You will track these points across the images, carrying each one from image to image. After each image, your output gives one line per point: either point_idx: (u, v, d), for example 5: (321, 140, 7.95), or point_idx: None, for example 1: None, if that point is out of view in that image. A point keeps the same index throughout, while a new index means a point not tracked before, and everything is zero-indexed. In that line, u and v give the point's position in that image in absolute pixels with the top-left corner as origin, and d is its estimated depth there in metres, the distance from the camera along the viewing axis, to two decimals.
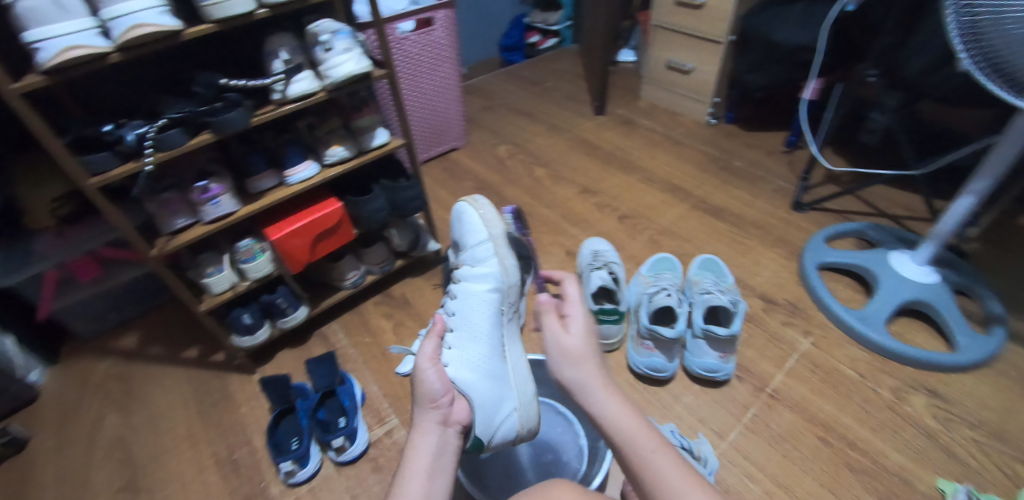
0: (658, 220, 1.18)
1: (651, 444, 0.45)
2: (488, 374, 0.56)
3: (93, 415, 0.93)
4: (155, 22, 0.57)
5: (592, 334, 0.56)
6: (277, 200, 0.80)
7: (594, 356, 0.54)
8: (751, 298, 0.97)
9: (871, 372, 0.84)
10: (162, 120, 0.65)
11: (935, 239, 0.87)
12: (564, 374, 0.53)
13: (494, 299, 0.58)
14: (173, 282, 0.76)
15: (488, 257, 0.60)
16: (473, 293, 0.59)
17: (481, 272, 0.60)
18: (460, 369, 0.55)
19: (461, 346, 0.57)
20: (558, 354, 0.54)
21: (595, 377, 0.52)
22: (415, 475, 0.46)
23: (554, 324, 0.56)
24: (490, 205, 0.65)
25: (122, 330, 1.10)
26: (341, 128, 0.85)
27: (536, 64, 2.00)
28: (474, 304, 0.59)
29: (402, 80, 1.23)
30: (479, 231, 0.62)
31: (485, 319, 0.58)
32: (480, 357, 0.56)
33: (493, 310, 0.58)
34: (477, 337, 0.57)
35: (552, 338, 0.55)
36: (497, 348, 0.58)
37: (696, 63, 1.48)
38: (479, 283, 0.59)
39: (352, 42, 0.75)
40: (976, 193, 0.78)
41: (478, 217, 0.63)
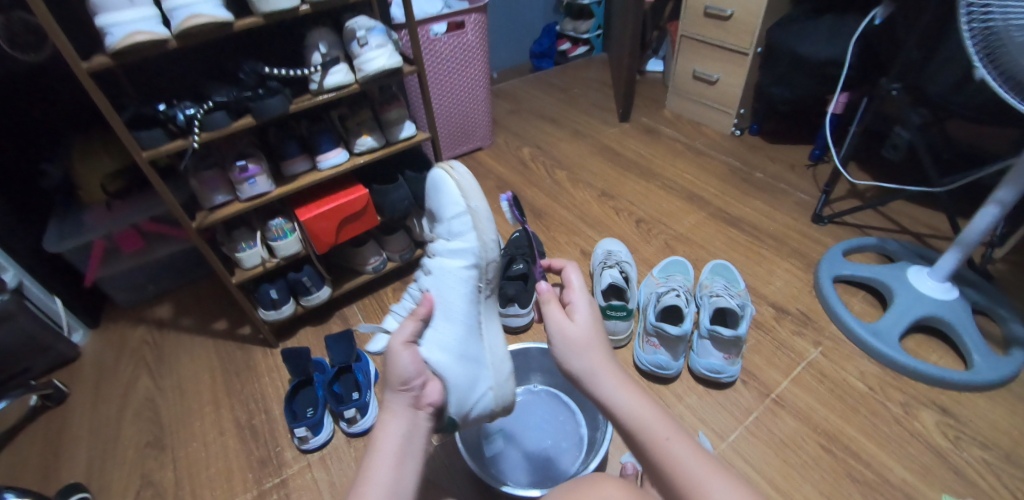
0: (674, 226, 1.19)
1: (667, 428, 0.43)
2: (462, 355, 0.54)
3: (127, 376, 1.00)
4: (210, 13, 0.63)
5: (597, 322, 0.53)
6: (308, 183, 0.86)
7: (600, 344, 0.51)
8: (763, 306, 0.98)
9: (880, 386, 0.83)
10: (209, 103, 0.71)
11: (961, 247, 0.85)
12: (570, 364, 0.51)
13: (470, 277, 0.55)
14: (209, 255, 0.82)
15: (466, 231, 0.56)
16: (448, 270, 0.56)
17: (458, 247, 0.56)
18: (433, 349, 0.53)
19: (436, 324, 0.55)
20: (562, 344, 0.51)
21: (602, 365, 0.49)
22: (384, 456, 0.44)
23: (557, 313, 0.53)
24: (468, 176, 0.59)
25: (157, 300, 1.17)
26: (371, 120, 0.89)
27: (564, 71, 2.03)
28: (448, 282, 0.55)
29: (431, 79, 1.29)
30: (457, 202, 0.57)
31: (460, 297, 0.55)
32: (454, 337, 0.54)
33: (468, 288, 0.55)
34: (451, 315, 0.55)
35: (556, 328, 0.52)
36: (472, 327, 0.56)
37: (722, 74, 1.49)
38: (455, 259, 0.56)
39: (385, 39, 0.80)
40: (1002, 202, 0.77)
41: (456, 189, 0.58)
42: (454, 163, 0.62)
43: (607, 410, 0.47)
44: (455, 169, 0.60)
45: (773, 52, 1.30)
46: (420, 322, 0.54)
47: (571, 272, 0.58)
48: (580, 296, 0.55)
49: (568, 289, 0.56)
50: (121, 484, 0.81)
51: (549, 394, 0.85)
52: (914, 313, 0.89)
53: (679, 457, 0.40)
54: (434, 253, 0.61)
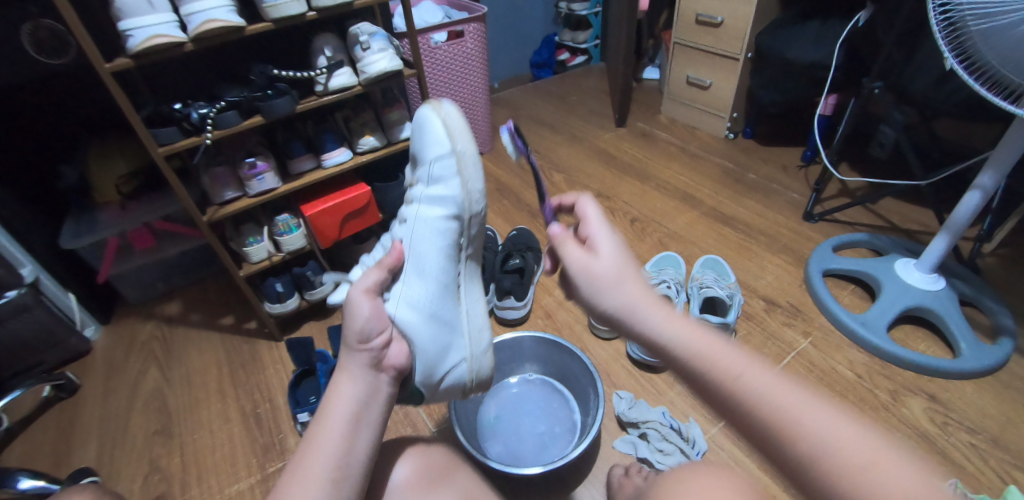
0: (668, 225, 1.23)
1: (741, 363, 0.35)
2: (431, 315, 0.57)
3: (137, 368, 1.03)
4: (224, 19, 0.67)
5: (623, 251, 0.46)
6: (313, 180, 0.90)
7: (632, 272, 0.43)
8: (754, 299, 1.00)
9: (868, 374, 0.85)
10: (221, 103, 0.76)
11: (950, 231, 0.86)
12: (598, 301, 0.43)
13: (448, 230, 0.56)
14: (218, 249, 0.86)
15: (449, 176, 0.56)
16: (425, 220, 0.57)
17: (438, 194, 0.56)
18: (400, 306, 0.56)
19: (406, 279, 0.57)
20: (588, 281, 0.43)
21: (638, 294, 0.41)
22: (338, 419, 0.47)
23: (575, 248, 0.46)
24: (458, 116, 0.58)
25: (167, 297, 1.22)
26: (373, 121, 0.94)
27: (563, 79, 2.09)
28: (423, 234, 0.57)
29: (432, 85, 1.34)
30: (443, 142, 0.56)
31: (435, 252, 0.56)
32: (424, 295, 0.56)
33: (444, 243, 0.56)
34: (423, 272, 0.57)
35: (575, 264, 0.45)
36: (444, 287, 0.58)
37: (715, 79, 1.53)
38: (434, 208, 0.57)
39: (387, 43, 0.84)
40: (984, 187, 0.80)
41: (442, 128, 0.57)
42: (444, 101, 0.60)
43: (653, 347, 0.39)
44: (443, 109, 0.59)
45: (763, 57, 1.34)
46: (385, 273, 0.57)
47: (587, 205, 0.51)
48: (602, 228, 0.48)
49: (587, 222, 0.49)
50: (131, 469, 0.84)
51: (544, 383, 0.88)
52: (901, 303, 0.91)
53: (768, 394, 0.33)
54: (413, 200, 0.61)
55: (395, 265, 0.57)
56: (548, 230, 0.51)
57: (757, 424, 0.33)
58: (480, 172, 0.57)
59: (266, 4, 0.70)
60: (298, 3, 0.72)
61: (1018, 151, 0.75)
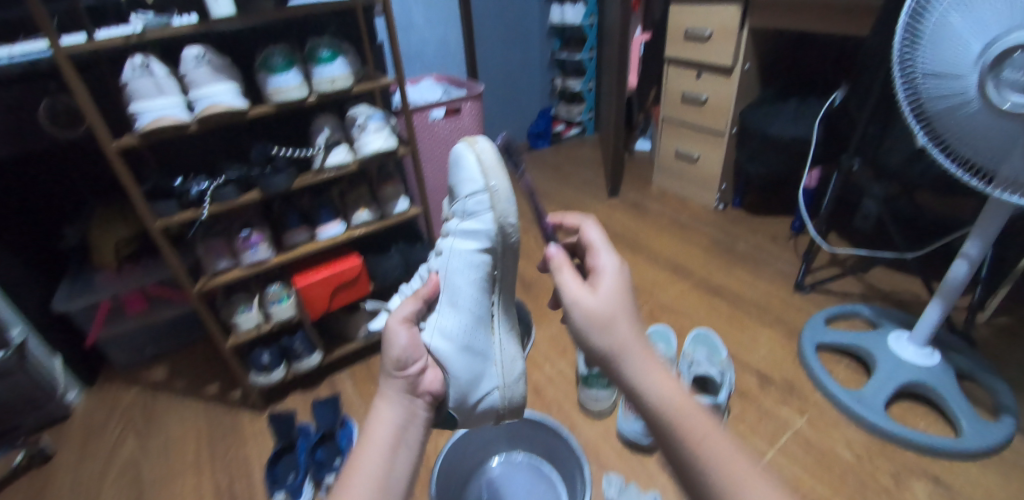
0: (660, 296, 1.23)
1: (706, 430, 0.36)
2: (464, 344, 0.56)
3: (115, 436, 1.00)
4: (228, 102, 0.74)
5: (623, 291, 0.45)
6: (306, 252, 0.92)
7: (629, 316, 0.43)
8: (747, 374, 0.98)
9: (868, 454, 0.82)
10: (221, 179, 0.80)
11: (944, 298, 0.85)
12: (593, 340, 0.42)
13: (481, 263, 0.55)
14: (207, 318, 0.86)
15: (482, 210, 0.55)
16: (458, 253, 0.56)
17: (473, 228, 0.55)
18: (435, 334, 0.56)
19: (441, 309, 0.57)
20: (584, 319, 0.42)
21: (631, 339, 0.41)
22: (377, 444, 0.46)
23: (574, 279, 0.45)
24: (492, 151, 0.56)
25: (155, 362, 1.20)
26: (368, 196, 0.98)
27: (559, 150, 2.19)
28: (458, 265, 0.56)
29: (430, 157, 1.40)
30: (477, 179, 0.54)
31: (468, 284, 0.56)
32: (457, 324, 0.56)
33: (477, 275, 0.56)
34: (456, 302, 0.56)
35: (572, 297, 0.44)
36: (477, 317, 0.57)
37: (702, 152, 1.61)
38: (467, 242, 0.56)
39: (383, 124, 0.90)
40: (971, 257, 0.80)
41: (476, 164, 0.55)
42: (479, 138, 0.58)
43: (630, 395, 0.40)
44: (479, 145, 0.57)
45: (747, 132, 1.41)
46: (420, 303, 0.57)
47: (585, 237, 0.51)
48: (604, 264, 0.47)
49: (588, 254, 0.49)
50: None
51: (530, 463, 0.84)
52: (898, 379, 0.89)
53: (729, 469, 0.34)
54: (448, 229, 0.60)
55: (432, 295, 0.57)
56: (545, 250, 0.49)
57: (707, 492, 0.34)
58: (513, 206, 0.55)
59: (270, 90, 0.77)
60: (300, 88, 0.78)
61: (998, 224, 0.76)
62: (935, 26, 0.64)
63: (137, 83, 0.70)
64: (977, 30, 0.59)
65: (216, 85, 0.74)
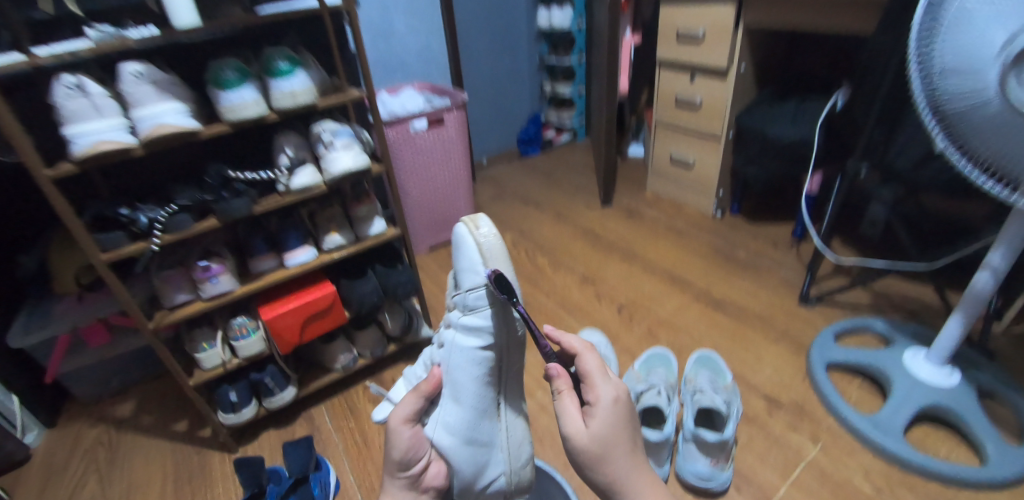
0: (658, 310, 1.16)
1: None
2: (471, 442, 0.46)
3: (76, 479, 0.91)
4: (177, 123, 0.67)
5: (621, 423, 0.39)
6: (274, 280, 0.85)
7: (627, 452, 0.38)
8: (754, 397, 0.91)
9: (888, 485, 0.75)
10: (173, 206, 0.73)
11: (965, 310, 0.79)
12: (585, 472, 0.39)
13: (487, 359, 0.44)
14: (166, 357, 0.78)
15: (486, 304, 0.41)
16: (458, 349, 0.43)
17: (475, 324, 0.42)
18: (438, 430, 0.45)
19: (444, 404, 0.45)
20: (575, 454, 0.38)
21: (624, 479, 0.37)
22: None
23: (573, 406, 0.39)
24: (497, 237, 0.42)
25: (121, 396, 1.10)
26: (340, 216, 0.91)
27: (550, 156, 2.12)
28: (459, 363, 0.43)
29: (413, 170, 1.33)
30: (476, 270, 0.40)
31: (472, 382, 0.44)
32: (461, 423, 0.45)
33: (483, 372, 0.44)
34: (459, 399, 0.44)
35: (566, 429, 0.38)
36: (485, 412, 0.46)
37: (698, 157, 1.55)
38: (470, 337, 0.43)
39: (351, 140, 0.84)
40: (994, 268, 0.74)
41: (474, 250, 0.41)
42: (481, 217, 0.44)
43: None
44: (479, 225, 0.42)
45: (745, 134, 1.35)
46: (422, 398, 0.46)
47: (588, 356, 0.42)
48: (604, 393, 0.39)
49: (588, 378, 0.41)
50: None
51: None
52: (915, 401, 0.82)
53: None
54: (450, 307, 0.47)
55: (434, 391, 0.46)
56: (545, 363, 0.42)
57: None
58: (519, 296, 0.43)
59: (221, 108, 0.71)
60: (256, 106, 0.73)
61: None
62: (958, 8, 0.57)
63: (72, 104, 0.62)
64: (999, 19, 0.52)
65: (162, 104, 0.67)
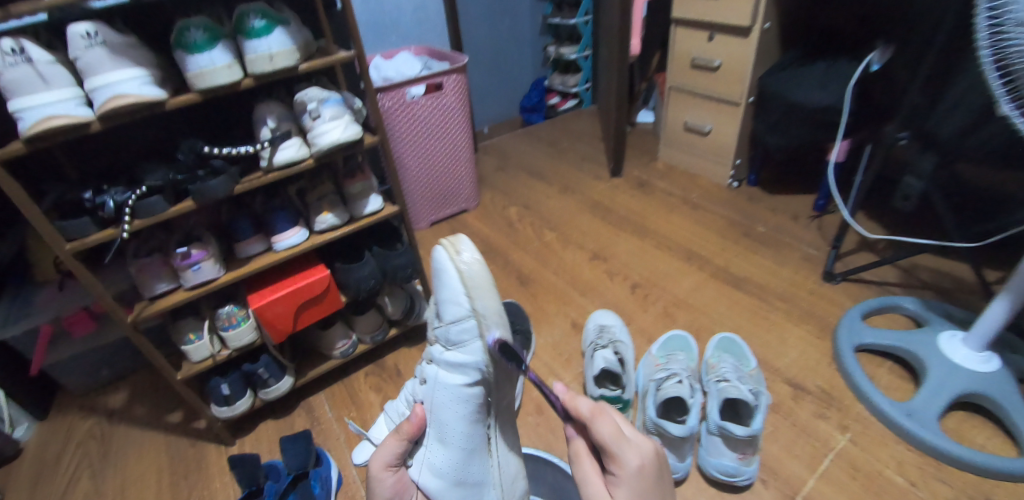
0: (673, 289, 1.10)
1: None
2: (459, 480, 0.49)
3: (68, 475, 0.87)
4: (138, 93, 0.59)
5: (647, 491, 0.39)
6: (263, 266, 0.78)
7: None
8: (778, 384, 0.85)
9: (921, 477, 0.70)
10: (143, 187, 0.66)
11: (1013, 295, 0.71)
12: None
13: (472, 397, 0.46)
14: (149, 351, 0.72)
15: (469, 340, 0.43)
16: (442, 386, 0.46)
17: (458, 361, 0.44)
18: (424, 471, 0.50)
19: (429, 442, 0.50)
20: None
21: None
22: None
23: (593, 473, 0.42)
24: (479, 261, 0.44)
25: (113, 386, 1.06)
26: (333, 194, 0.83)
27: (555, 125, 2.01)
28: (444, 401, 0.46)
29: (411, 141, 1.24)
30: (459, 300, 0.43)
31: (457, 420, 0.46)
32: (448, 461, 0.48)
33: (468, 411, 0.46)
34: (445, 438, 0.48)
35: (589, 496, 0.41)
36: (472, 450, 0.48)
37: (714, 124, 1.45)
38: (454, 374, 0.45)
39: (341, 109, 0.75)
40: None
41: (457, 280, 0.43)
42: (461, 239, 0.46)
43: None
44: (460, 249, 0.45)
45: (767, 99, 1.25)
46: (404, 441, 0.50)
47: (602, 421, 0.42)
48: (625, 462, 0.40)
49: (605, 447, 0.41)
50: None
51: None
52: (953, 387, 0.76)
53: None
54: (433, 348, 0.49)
55: (416, 431, 0.50)
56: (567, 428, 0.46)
57: None
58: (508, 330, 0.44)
59: (189, 73, 0.62)
60: (229, 71, 0.64)
61: None
62: None
63: (11, 73, 0.54)
64: None
65: (120, 71, 0.59)
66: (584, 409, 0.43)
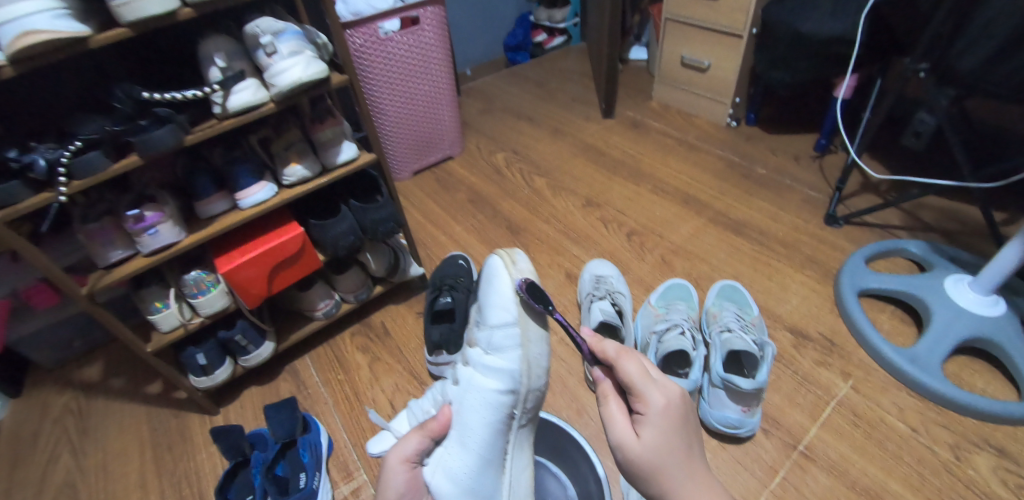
0: (671, 236, 1.06)
1: None
2: (470, 491, 0.47)
3: (48, 453, 0.83)
4: (52, 28, 0.48)
5: (674, 430, 0.37)
6: (229, 226, 0.71)
7: (684, 463, 0.36)
8: (779, 332, 0.83)
9: (923, 423, 0.70)
10: (76, 142, 0.57)
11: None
12: (642, 487, 0.38)
13: (503, 402, 0.46)
14: (112, 324, 0.66)
15: (510, 346, 0.47)
16: (475, 388, 0.47)
17: (495, 364, 0.47)
18: (438, 472, 0.47)
19: (447, 444, 0.48)
20: (627, 464, 0.38)
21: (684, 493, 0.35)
22: None
23: (619, 414, 0.40)
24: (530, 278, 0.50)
25: (87, 358, 0.99)
26: (301, 142, 0.75)
27: (541, 63, 1.87)
28: (472, 403, 0.47)
29: (388, 83, 1.13)
30: (507, 308, 0.47)
31: (483, 425, 0.46)
32: (465, 467, 0.46)
33: (496, 417, 0.46)
34: (465, 441, 0.47)
35: (615, 437, 0.39)
36: (490, 463, 0.47)
37: (714, 59, 1.34)
38: (488, 377, 0.47)
39: (300, 44, 0.65)
40: None
41: (510, 292, 0.48)
42: (516, 253, 0.53)
43: None
44: (515, 261, 0.52)
45: (774, 30, 1.15)
46: (426, 439, 0.48)
47: (627, 361, 0.41)
48: (651, 399, 0.38)
49: (632, 386, 0.39)
50: None
51: (539, 464, 0.69)
52: (957, 332, 0.75)
53: None
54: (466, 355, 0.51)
55: (441, 431, 0.48)
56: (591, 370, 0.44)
57: None
58: (545, 346, 0.49)
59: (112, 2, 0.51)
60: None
61: None
62: None
63: None
64: None
65: None
66: (609, 350, 0.42)
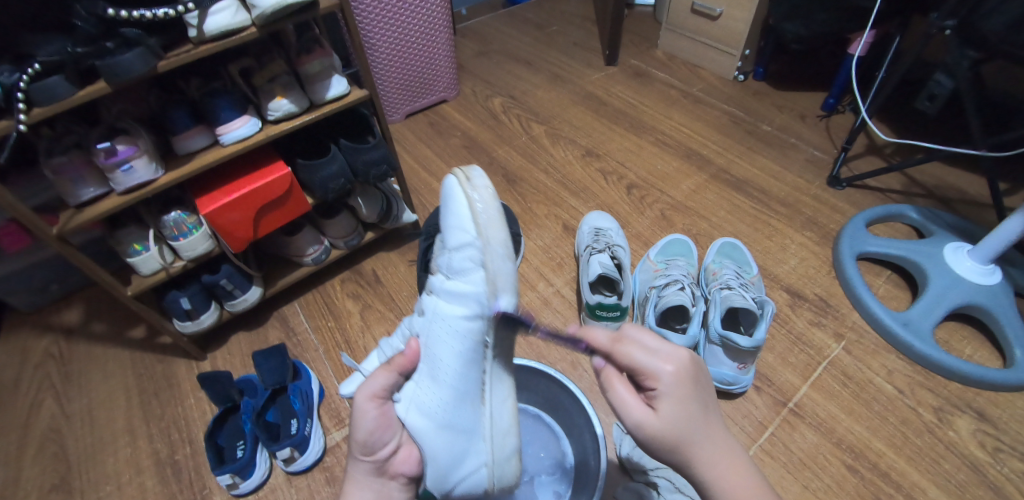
0: (671, 192, 1.03)
1: None
2: (446, 423, 0.47)
3: (29, 400, 0.81)
4: None
5: (689, 396, 0.37)
6: (209, 164, 0.66)
7: (702, 427, 0.37)
8: (776, 291, 0.83)
9: (909, 387, 0.71)
10: (35, 65, 0.50)
11: None
12: (661, 456, 0.38)
13: (470, 330, 0.44)
14: (88, 267, 0.62)
15: (471, 267, 0.43)
16: (440, 318, 0.45)
17: (458, 289, 0.44)
18: (410, 410, 0.48)
19: (419, 379, 0.48)
20: (648, 443, 0.37)
21: (705, 457, 0.36)
22: None
23: (631, 397, 0.38)
24: (489, 193, 0.45)
25: (65, 303, 0.96)
26: (286, 75, 0.69)
27: (542, 4, 1.76)
28: (439, 333, 0.45)
29: (377, 15, 1.04)
30: (466, 227, 0.43)
31: (453, 355, 0.45)
32: (437, 400, 0.46)
33: (465, 345, 0.44)
34: (436, 374, 0.46)
35: (631, 420, 0.38)
36: (465, 395, 0.46)
37: (726, 6, 1.26)
38: (453, 304, 0.44)
39: None
40: None
41: (467, 210, 0.44)
42: (473, 169, 0.47)
43: None
44: (471, 177, 0.46)
45: None
46: (395, 374, 0.48)
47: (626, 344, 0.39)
48: (661, 371, 0.37)
49: (638, 366, 0.38)
50: None
51: (534, 415, 0.69)
52: (950, 300, 0.75)
53: None
54: (431, 290, 0.48)
55: (409, 365, 0.49)
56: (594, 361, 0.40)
57: None
58: (510, 266, 0.44)
59: None
60: None
61: None
62: None
63: None
64: None
65: None
66: (602, 340, 0.39)
